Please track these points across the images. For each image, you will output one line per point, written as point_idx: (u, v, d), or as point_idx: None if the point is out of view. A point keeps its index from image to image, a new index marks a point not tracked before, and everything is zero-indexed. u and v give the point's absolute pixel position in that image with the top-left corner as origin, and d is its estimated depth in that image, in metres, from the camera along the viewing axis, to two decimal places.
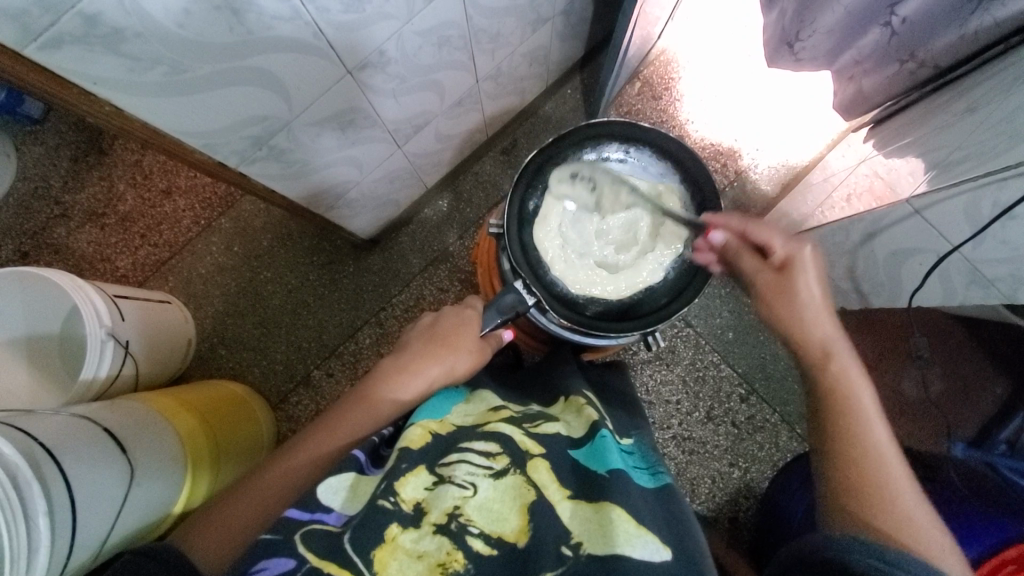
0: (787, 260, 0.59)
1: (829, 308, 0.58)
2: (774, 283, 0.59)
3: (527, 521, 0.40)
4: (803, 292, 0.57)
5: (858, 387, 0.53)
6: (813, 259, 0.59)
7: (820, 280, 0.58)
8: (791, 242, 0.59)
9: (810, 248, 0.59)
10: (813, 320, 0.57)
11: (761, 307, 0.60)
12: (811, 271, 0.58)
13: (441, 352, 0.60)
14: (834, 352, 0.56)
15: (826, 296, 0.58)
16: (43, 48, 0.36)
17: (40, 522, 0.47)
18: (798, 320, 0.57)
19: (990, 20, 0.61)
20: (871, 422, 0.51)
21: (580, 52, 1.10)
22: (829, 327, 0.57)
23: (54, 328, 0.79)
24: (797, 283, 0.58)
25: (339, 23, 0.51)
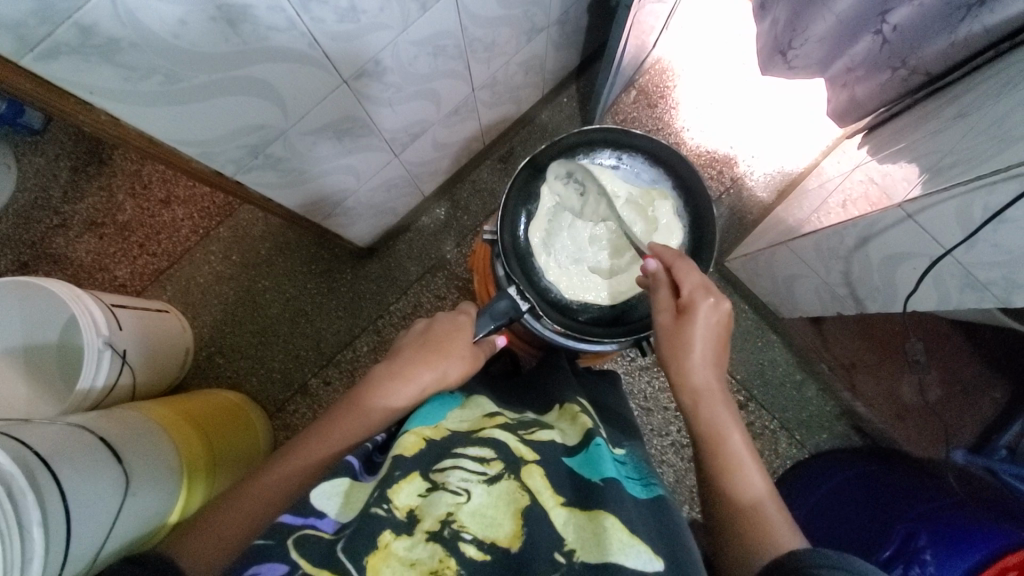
0: (688, 306, 0.58)
1: (714, 355, 0.58)
2: (671, 331, 0.59)
3: (521, 526, 0.40)
4: (697, 340, 0.57)
5: (728, 430, 0.55)
6: (715, 309, 0.57)
7: (714, 328, 0.57)
8: (697, 288, 0.58)
9: (714, 299, 0.57)
10: (700, 367, 0.57)
11: (659, 345, 0.60)
12: (707, 322, 0.57)
13: (433, 357, 0.60)
14: (707, 399, 0.57)
15: (716, 342, 0.58)
16: (40, 58, 0.37)
17: (34, 533, 0.47)
18: (687, 367, 0.57)
19: (980, 27, 0.61)
20: (745, 467, 0.53)
21: (576, 61, 1.11)
22: (708, 380, 0.57)
23: (52, 337, 0.79)
24: (689, 331, 0.57)
25: (333, 33, 0.51)
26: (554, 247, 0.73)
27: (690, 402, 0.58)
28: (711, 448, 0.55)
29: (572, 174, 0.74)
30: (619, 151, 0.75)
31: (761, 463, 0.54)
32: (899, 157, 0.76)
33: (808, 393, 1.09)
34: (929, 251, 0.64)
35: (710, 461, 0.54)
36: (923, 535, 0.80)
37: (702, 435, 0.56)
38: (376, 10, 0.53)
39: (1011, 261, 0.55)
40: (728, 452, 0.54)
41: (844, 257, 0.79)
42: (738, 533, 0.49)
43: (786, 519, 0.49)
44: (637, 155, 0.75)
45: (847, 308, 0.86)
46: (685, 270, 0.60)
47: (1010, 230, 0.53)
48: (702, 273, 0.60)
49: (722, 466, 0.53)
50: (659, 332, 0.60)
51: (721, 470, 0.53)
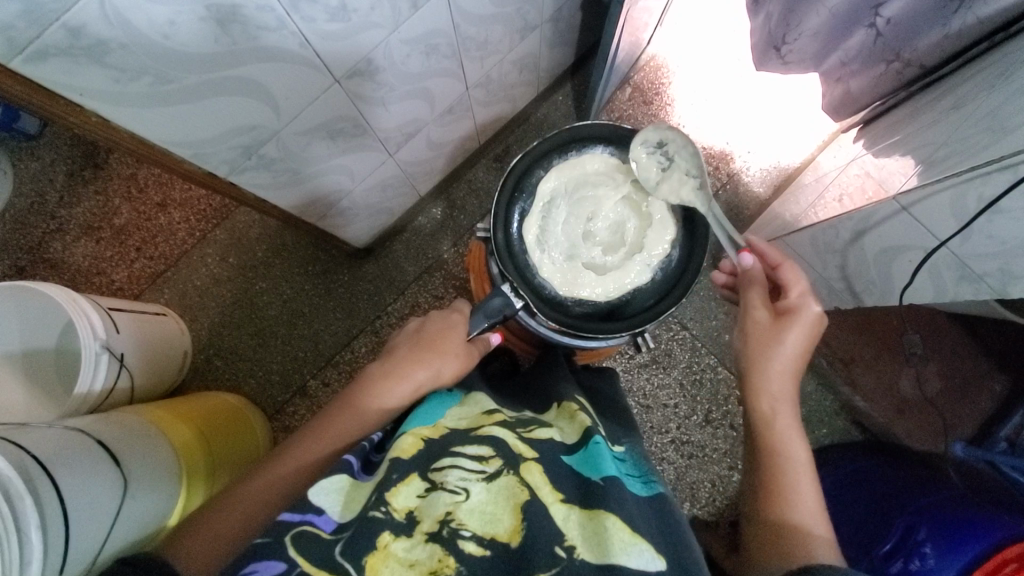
0: (792, 310, 0.60)
1: (800, 367, 0.59)
2: (765, 329, 0.60)
3: (521, 521, 0.40)
4: (789, 345, 0.58)
5: (791, 440, 0.56)
6: (817, 320, 0.59)
7: (809, 339, 0.59)
8: (806, 297, 0.60)
9: (820, 310, 0.60)
10: (785, 373, 0.58)
11: (744, 340, 0.62)
12: (805, 329, 0.59)
13: (428, 356, 0.60)
14: (780, 405, 0.58)
15: (805, 354, 0.59)
16: (29, 60, 0.37)
17: (33, 535, 0.47)
18: (769, 368, 0.58)
19: (974, 18, 0.61)
20: (800, 481, 0.53)
21: (571, 59, 1.11)
22: (786, 388, 0.58)
23: (50, 342, 0.79)
24: (787, 334, 0.59)
25: (324, 32, 0.51)
26: (549, 244, 0.73)
27: (759, 403, 0.59)
28: (772, 453, 0.56)
29: (662, 145, 0.73)
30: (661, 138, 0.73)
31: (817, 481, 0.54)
32: (895, 150, 0.76)
33: (808, 387, 1.03)
34: (924, 243, 0.63)
35: (771, 461, 0.55)
36: (922, 529, 0.80)
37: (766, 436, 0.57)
38: (367, 9, 0.53)
39: (1007, 251, 0.55)
40: (789, 459, 0.55)
41: (840, 250, 0.79)
42: (780, 538, 0.50)
43: (827, 536, 0.50)
44: (682, 144, 0.73)
45: (844, 302, 0.86)
46: (791, 275, 0.62)
47: (1007, 221, 0.53)
48: (809, 283, 0.62)
49: (783, 470, 0.54)
50: (748, 329, 0.62)
51: (777, 473, 0.54)
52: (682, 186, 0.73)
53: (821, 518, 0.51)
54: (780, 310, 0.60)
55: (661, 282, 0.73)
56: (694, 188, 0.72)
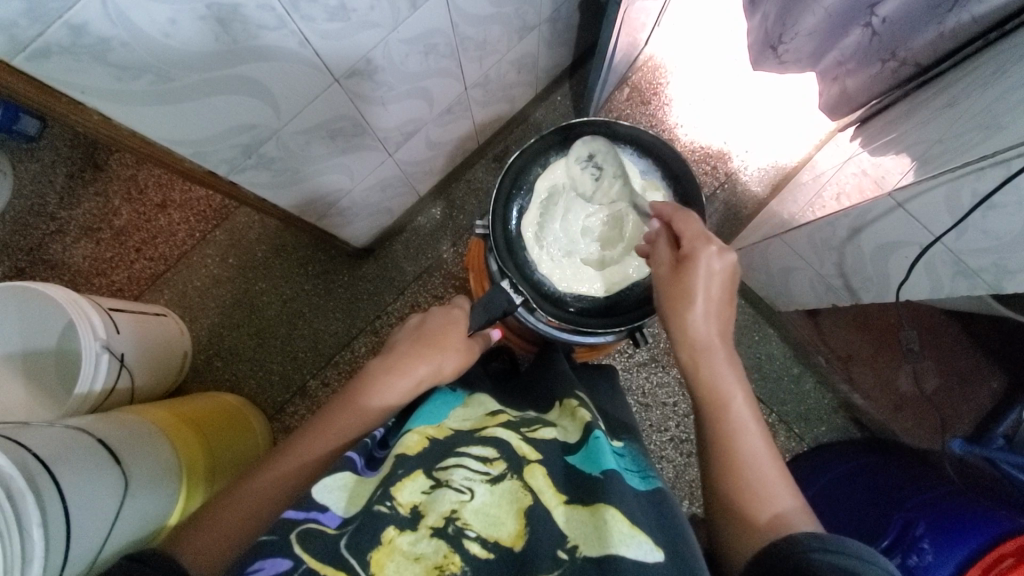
0: (690, 256, 0.56)
1: (722, 305, 0.56)
2: (672, 283, 0.57)
3: (524, 526, 0.40)
4: (699, 293, 0.55)
5: (729, 387, 0.53)
6: (719, 258, 0.55)
7: (722, 278, 0.55)
8: (699, 239, 0.56)
9: (717, 246, 0.55)
10: (709, 317, 0.55)
11: (659, 297, 0.59)
12: (710, 271, 0.55)
13: (429, 351, 0.61)
14: (708, 352, 0.55)
15: (723, 291, 0.55)
16: (31, 58, 0.37)
17: (35, 533, 0.47)
18: (689, 324, 0.55)
19: (968, 17, 0.61)
20: (745, 427, 0.52)
21: (569, 59, 1.12)
22: (712, 332, 0.55)
23: (50, 343, 0.79)
24: (691, 282, 0.55)
25: (324, 31, 0.52)
26: (546, 240, 0.73)
27: (691, 359, 0.56)
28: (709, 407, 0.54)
29: (592, 155, 0.73)
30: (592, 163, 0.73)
31: (761, 418, 0.53)
32: (892, 148, 0.76)
33: (806, 384, 1.08)
34: (919, 239, 0.65)
35: (709, 411, 0.54)
36: (920, 524, 0.79)
37: (704, 388, 0.55)
38: (367, 8, 0.53)
39: (1001, 247, 0.56)
40: (731, 409, 0.53)
41: (838, 247, 0.79)
42: (727, 490, 0.49)
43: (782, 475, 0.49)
44: (606, 152, 0.73)
45: (842, 299, 0.87)
46: (684, 220, 0.59)
47: (999, 215, 0.55)
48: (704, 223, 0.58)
49: (724, 423, 0.52)
50: (662, 285, 0.59)
51: (719, 428, 0.52)
52: (615, 186, 0.73)
53: (773, 460, 0.50)
54: (679, 259, 0.57)
55: None
56: (625, 185, 0.73)
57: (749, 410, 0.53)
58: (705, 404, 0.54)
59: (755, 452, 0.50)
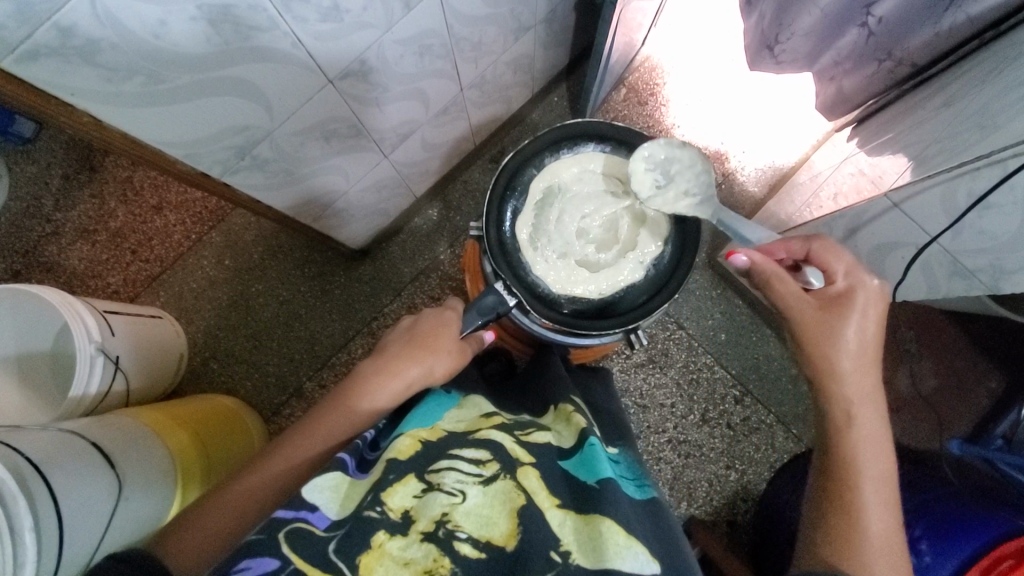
0: (843, 296, 0.57)
1: (874, 357, 0.57)
2: (816, 323, 0.57)
3: (517, 525, 0.40)
4: (848, 337, 0.56)
5: (868, 445, 0.55)
6: (873, 299, 0.56)
7: (873, 324, 0.56)
8: (854, 277, 0.57)
9: (876, 285, 0.57)
10: (861, 367, 0.56)
11: (792, 335, 0.59)
12: (866, 316, 0.56)
13: (421, 352, 0.60)
14: (859, 405, 0.56)
15: (872, 342, 0.57)
16: (21, 59, 0.37)
17: (26, 538, 0.46)
18: (840, 371, 0.56)
19: (964, 16, 0.61)
20: (869, 489, 0.53)
21: (565, 60, 1.11)
22: (864, 385, 0.56)
23: (46, 345, 0.79)
24: (842, 322, 0.56)
25: (317, 33, 0.51)
26: (542, 242, 0.73)
27: (837, 405, 0.57)
28: (844, 458, 0.55)
29: (663, 165, 0.72)
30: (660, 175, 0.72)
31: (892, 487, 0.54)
32: (888, 148, 0.76)
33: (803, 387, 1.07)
34: (915, 239, 0.65)
35: (839, 462, 0.55)
36: (919, 526, 0.78)
37: (844, 437, 0.56)
38: (360, 9, 0.53)
39: (999, 247, 0.56)
40: (868, 470, 0.54)
41: None
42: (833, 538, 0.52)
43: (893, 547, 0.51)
44: (685, 164, 0.72)
45: None
46: (830, 253, 0.59)
47: (995, 216, 0.55)
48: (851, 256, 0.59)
49: (855, 480, 0.54)
50: (795, 323, 0.58)
51: (851, 486, 0.54)
52: (679, 203, 0.72)
53: (890, 535, 0.52)
54: (835, 295, 0.57)
55: (654, 278, 0.73)
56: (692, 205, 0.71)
57: (883, 482, 0.54)
58: (841, 455, 0.55)
59: (880, 524, 0.52)
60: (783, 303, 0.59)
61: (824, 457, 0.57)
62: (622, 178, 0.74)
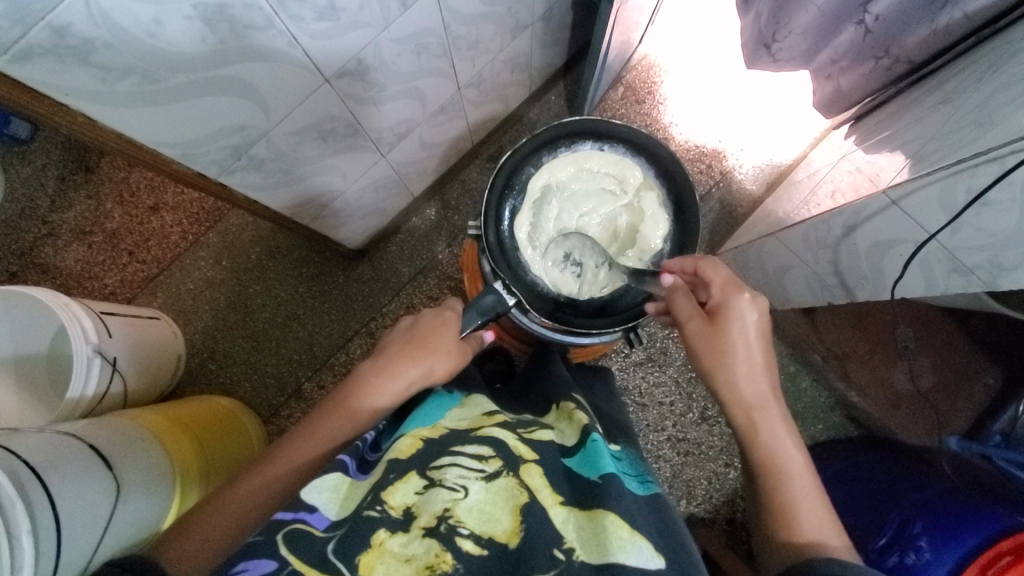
0: (719, 308, 0.57)
1: (765, 357, 0.57)
2: (705, 338, 0.57)
3: (520, 522, 0.40)
4: (736, 348, 0.56)
5: (783, 446, 0.53)
6: (751, 306, 0.56)
7: (756, 326, 0.57)
8: (728, 287, 0.58)
9: (747, 293, 0.57)
10: (753, 370, 0.56)
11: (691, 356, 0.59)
12: (745, 321, 0.56)
13: (420, 353, 0.60)
14: (760, 410, 0.55)
15: (759, 344, 0.56)
16: (14, 59, 0.36)
17: (24, 541, 0.46)
18: (735, 382, 0.55)
19: (961, 14, 0.61)
20: (795, 486, 0.51)
21: (562, 58, 1.11)
22: (761, 388, 0.55)
23: (42, 346, 0.78)
24: (726, 333, 0.56)
25: (313, 32, 0.51)
26: (541, 241, 0.73)
27: (740, 417, 0.55)
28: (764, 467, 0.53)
29: (568, 254, 0.74)
30: (565, 250, 0.74)
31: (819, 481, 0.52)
32: (886, 146, 0.76)
33: (803, 383, 1.12)
34: (913, 237, 0.65)
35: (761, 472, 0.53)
36: (917, 523, 0.79)
37: (758, 448, 0.54)
38: (356, 8, 0.53)
39: (997, 243, 0.56)
40: (788, 476, 0.52)
41: (833, 246, 0.79)
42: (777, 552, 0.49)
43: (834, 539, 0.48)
44: (581, 247, 0.74)
45: (838, 298, 0.86)
46: (710, 267, 0.60)
47: (994, 212, 0.55)
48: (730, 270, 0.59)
49: (777, 484, 0.52)
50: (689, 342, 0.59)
51: (780, 491, 0.51)
52: (599, 274, 0.74)
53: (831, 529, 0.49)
54: (709, 313, 0.58)
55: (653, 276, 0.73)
56: (611, 271, 0.73)
57: (809, 477, 0.52)
58: (761, 463, 0.54)
59: (814, 526, 0.49)
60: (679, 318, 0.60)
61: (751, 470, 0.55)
62: (618, 177, 0.74)
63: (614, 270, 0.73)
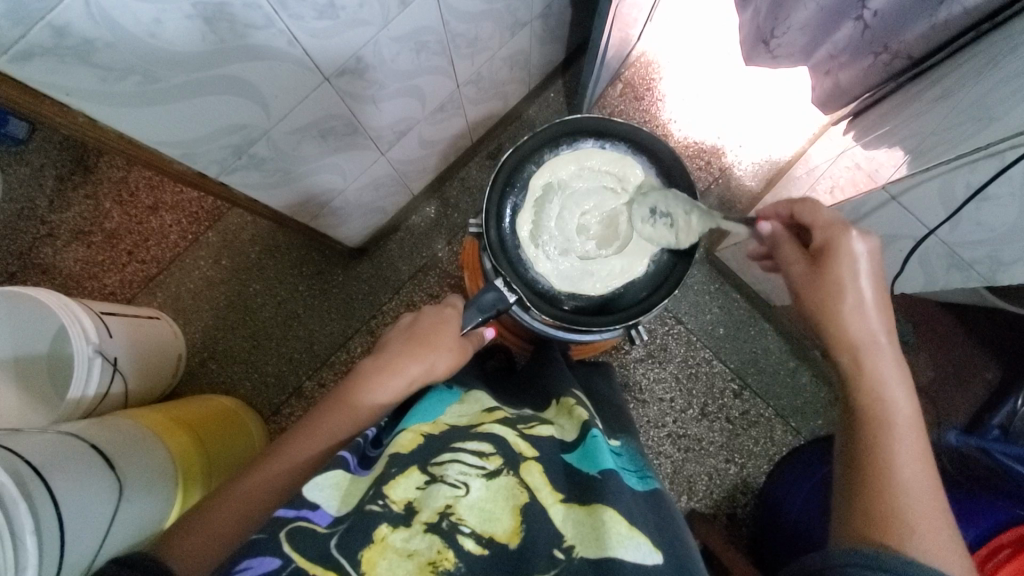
0: (824, 247, 0.55)
1: (879, 300, 0.54)
2: (812, 280, 0.56)
3: (520, 523, 0.40)
4: (845, 285, 0.54)
5: (891, 392, 0.52)
6: (858, 242, 0.54)
7: (866, 263, 0.54)
8: (831, 227, 0.56)
9: (856, 230, 0.54)
10: (867, 311, 0.54)
11: (796, 299, 0.58)
12: (854, 258, 0.54)
13: (421, 351, 0.61)
14: (871, 354, 0.53)
15: (871, 283, 0.54)
16: (14, 59, 0.36)
17: (28, 542, 0.46)
18: (846, 321, 0.54)
19: (960, 8, 0.61)
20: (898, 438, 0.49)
21: (561, 55, 1.11)
22: (872, 331, 0.53)
23: (43, 347, 0.78)
24: (834, 270, 0.54)
25: (312, 30, 0.51)
26: (541, 239, 0.73)
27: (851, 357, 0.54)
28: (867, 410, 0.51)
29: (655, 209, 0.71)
30: (649, 205, 0.71)
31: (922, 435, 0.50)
32: (885, 142, 0.76)
33: (802, 379, 1.09)
34: (913, 232, 0.66)
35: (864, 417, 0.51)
36: None
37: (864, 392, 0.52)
38: (356, 6, 0.53)
39: (996, 239, 0.57)
40: (892, 421, 0.50)
41: None
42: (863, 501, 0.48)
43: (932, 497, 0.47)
44: (667, 199, 0.70)
45: None
46: (811, 208, 0.58)
47: (994, 208, 0.55)
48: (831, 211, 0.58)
49: (879, 430, 0.50)
50: (796, 286, 0.58)
51: (879, 437, 0.50)
52: (692, 224, 0.70)
53: (928, 487, 0.47)
54: (817, 252, 0.56)
55: (653, 274, 0.73)
56: (703, 216, 0.69)
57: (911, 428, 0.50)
58: (864, 408, 0.52)
59: (912, 479, 0.47)
60: (784, 265, 0.60)
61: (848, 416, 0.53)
62: (618, 175, 0.73)
63: (705, 214, 0.69)
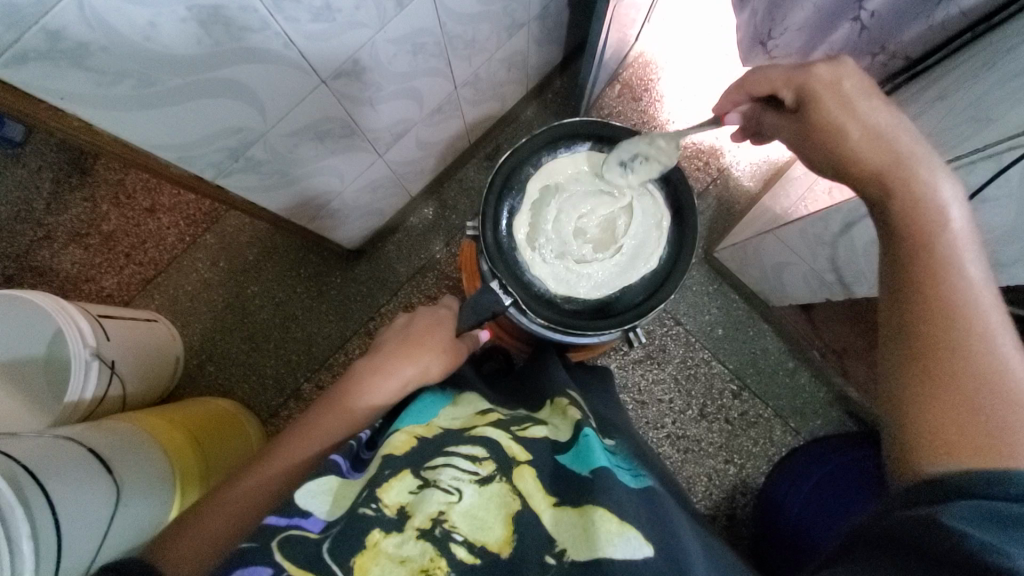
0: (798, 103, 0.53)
1: (886, 116, 0.50)
2: (807, 128, 0.53)
3: (512, 532, 0.39)
4: (842, 117, 0.50)
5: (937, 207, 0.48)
6: (830, 71, 0.51)
7: (852, 89, 0.50)
8: (792, 79, 0.53)
9: (821, 66, 0.51)
10: (882, 133, 0.50)
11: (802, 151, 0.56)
12: (837, 93, 0.51)
13: (416, 353, 0.61)
14: (901, 168, 0.49)
15: (866, 103, 0.50)
16: (9, 64, 0.36)
17: (24, 547, 0.46)
18: (853, 144, 0.50)
19: (957, 10, 0.60)
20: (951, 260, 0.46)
21: (559, 56, 1.11)
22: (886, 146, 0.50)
23: (38, 351, 0.75)
24: (824, 115, 0.51)
25: (309, 32, 0.51)
26: (539, 241, 0.73)
27: (903, 215, 0.48)
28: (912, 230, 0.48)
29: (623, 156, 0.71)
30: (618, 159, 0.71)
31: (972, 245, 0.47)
32: None
33: (801, 379, 1.09)
34: None
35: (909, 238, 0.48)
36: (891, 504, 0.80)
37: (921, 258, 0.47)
38: (352, 8, 0.52)
39: (992, 239, 0.59)
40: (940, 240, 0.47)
41: (829, 242, 0.79)
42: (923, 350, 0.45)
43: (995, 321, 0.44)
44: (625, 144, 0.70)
45: (836, 294, 0.86)
46: (760, 78, 0.55)
47: (992, 209, 0.57)
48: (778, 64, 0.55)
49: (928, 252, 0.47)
50: (797, 144, 0.56)
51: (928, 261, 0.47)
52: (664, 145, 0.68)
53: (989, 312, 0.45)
54: (794, 108, 0.54)
55: (650, 278, 0.73)
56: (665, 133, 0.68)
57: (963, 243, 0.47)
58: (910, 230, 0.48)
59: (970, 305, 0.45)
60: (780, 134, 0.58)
61: (899, 284, 0.48)
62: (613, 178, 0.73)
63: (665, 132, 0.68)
